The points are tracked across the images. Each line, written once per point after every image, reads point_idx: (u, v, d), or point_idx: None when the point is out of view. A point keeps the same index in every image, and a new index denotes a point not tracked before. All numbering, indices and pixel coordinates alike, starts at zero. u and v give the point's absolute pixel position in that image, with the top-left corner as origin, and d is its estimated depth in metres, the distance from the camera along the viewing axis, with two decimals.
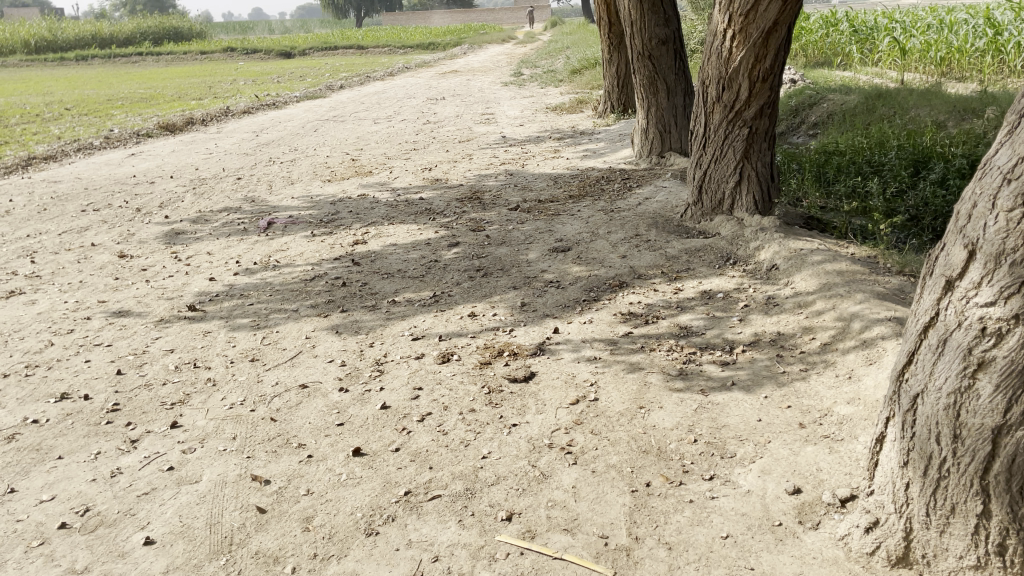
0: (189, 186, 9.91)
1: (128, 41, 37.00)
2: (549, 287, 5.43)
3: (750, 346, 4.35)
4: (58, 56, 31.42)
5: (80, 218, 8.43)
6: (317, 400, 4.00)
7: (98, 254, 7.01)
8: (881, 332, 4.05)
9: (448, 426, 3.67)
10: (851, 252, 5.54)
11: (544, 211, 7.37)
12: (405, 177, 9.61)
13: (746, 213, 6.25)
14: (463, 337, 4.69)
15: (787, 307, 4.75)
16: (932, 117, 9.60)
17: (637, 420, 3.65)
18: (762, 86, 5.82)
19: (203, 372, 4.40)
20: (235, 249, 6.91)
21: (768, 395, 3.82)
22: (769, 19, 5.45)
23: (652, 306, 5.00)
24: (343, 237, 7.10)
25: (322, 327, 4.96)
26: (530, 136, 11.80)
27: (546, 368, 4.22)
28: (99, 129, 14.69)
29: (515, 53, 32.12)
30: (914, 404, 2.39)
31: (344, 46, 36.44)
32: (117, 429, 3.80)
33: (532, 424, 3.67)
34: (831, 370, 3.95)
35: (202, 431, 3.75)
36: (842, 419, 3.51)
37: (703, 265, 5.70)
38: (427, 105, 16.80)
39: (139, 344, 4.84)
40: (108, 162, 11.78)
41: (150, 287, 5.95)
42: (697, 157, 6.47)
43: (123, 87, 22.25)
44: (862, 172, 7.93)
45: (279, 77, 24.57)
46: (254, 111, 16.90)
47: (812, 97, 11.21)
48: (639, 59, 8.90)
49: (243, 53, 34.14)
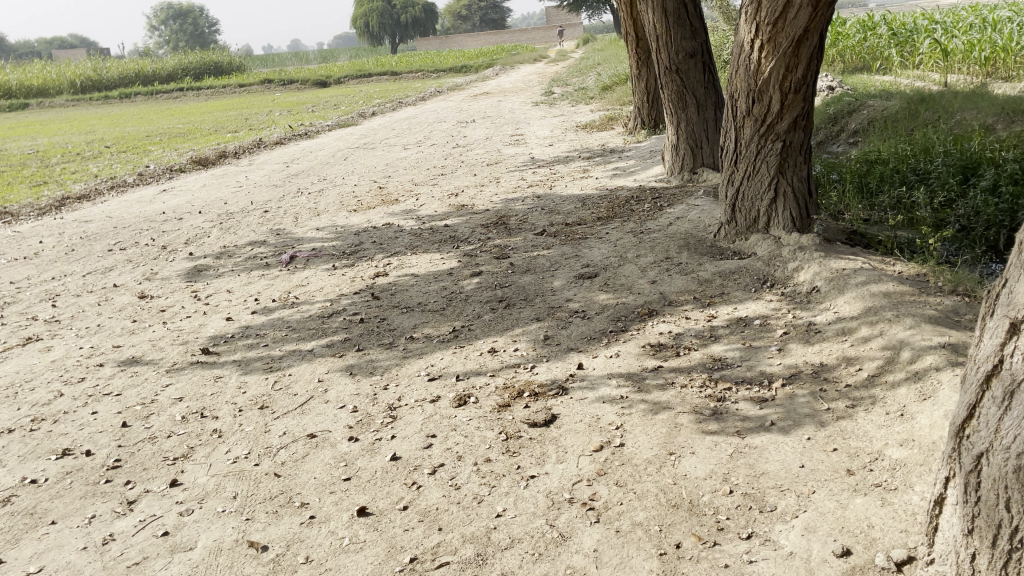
0: (217, 221, 9.85)
1: (170, 78, 37.74)
2: (574, 317, 5.15)
3: (789, 378, 4.01)
4: (102, 95, 32.12)
5: (106, 259, 8.39)
6: (325, 451, 3.77)
7: (119, 295, 6.92)
8: (934, 363, 3.69)
9: (461, 480, 3.40)
10: (898, 271, 5.17)
11: (571, 235, 7.10)
12: (432, 204, 9.43)
13: (784, 231, 5.89)
14: (481, 377, 4.42)
15: (830, 334, 4.40)
16: (979, 120, 9.13)
17: (666, 469, 3.34)
18: (795, 98, 5.49)
19: (210, 422, 4.20)
20: (256, 286, 6.77)
21: (811, 436, 3.47)
22: (799, 26, 5.13)
23: (682, 336, 4.69)
24: (364, 269, 6.91)
25: (336, 369, 4.74)
26: (558, 157, 11.56)
27: (569, 410, 3.93)
28: (134, 165, 14.83)
29: (547, 72, 32.04)
30: (978, 466, 2.04)
31: (378, 72, 36.71)
32: (115, 489, 3.62)
33: (552, 475, 3.38)
34: (881, 406, 3.60)
35: (202, 489, 3.54)
36: (894, 464, 3.16)
37: (738, 288, 5.37)
38: (457, 128, 16.69)
39: (148, 392, 4.68)
40: (140, 199, 11.82)
41: (166, 330, 5.80)
42: (729, 173, 6.15)
43: (163, 123, 22.61)
44: (906, 182, 7.53)
45: (313, 106, 24.76)
46: (286, 142, 16.96)
47: (851, 105, 10.81)
48: (667, 74, 8.62)
49: (281, 84, 34.58)
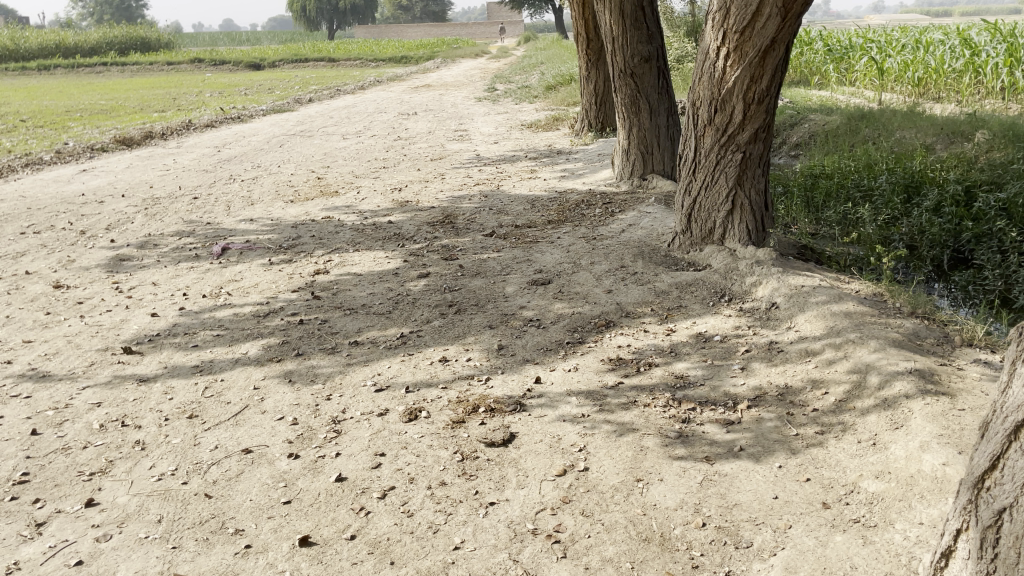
0: (142, 206, 9.27)
1: (93, 51, 36.06)
2: (528, 327, 4.92)
3: (755, 400, 3.86)
4: (20, 65, 30.32)
5: (17, 242, 7.77)
6: (262, 469, 3.44)
7: (31, 284, 6.38)
8: (903, 391, 3.61)
9: (413, 506, 3.13)
10: (855, 290, 5.10)
11: (521, 238, 6.88)
12: (374, 198, 9.07)
13: (740, 244, 5.79)
14: (432, 389, 4.15)
15: (793, 354, 4.28)
16: (919, 139, 9.21)
17: (634, 497, 3.14)
18: (758, 109, 5.36)
19: (132, 432, 3.82)
20: (184, 279, 6.33)
21: (783, 464, 3.32)
22: (766, 36, 5.00)
23: (642, 351, 4.50)
24: (304, 265, 6.54)
25: (273, 375, 4.40)
26: (504, 155, 11.33)
27: (527, 429, 3.69)
28: (52, 142, 13.96)
29: (489, 68, 31.76)
30: (999, 522, 1.91)
31: (315, 58, 35.77)
32: (22, 509, 3.22)
33: (513, 503, 3.14)
34: (852, 434, 3.47)
35: (122, 511, 3.17)
36: (871, 499, 3.05)
37: (696, 302, 5.23)
38: (398, 120, 16.28)
39: (62, 396, 4.25)
40: (57, 179, 11.08)
41: (83, 325, 5.34)
42: (686, 183, 5.99)
43: (83, 98, 21.45)
44: (851, 198, 7.51)
45: (247, 89, 23.95)
46: (218, 126, 16.25)
47: (794, 118, 10.87)
48: (621, 77, 8.44)
49: (212, 65, 33.33)
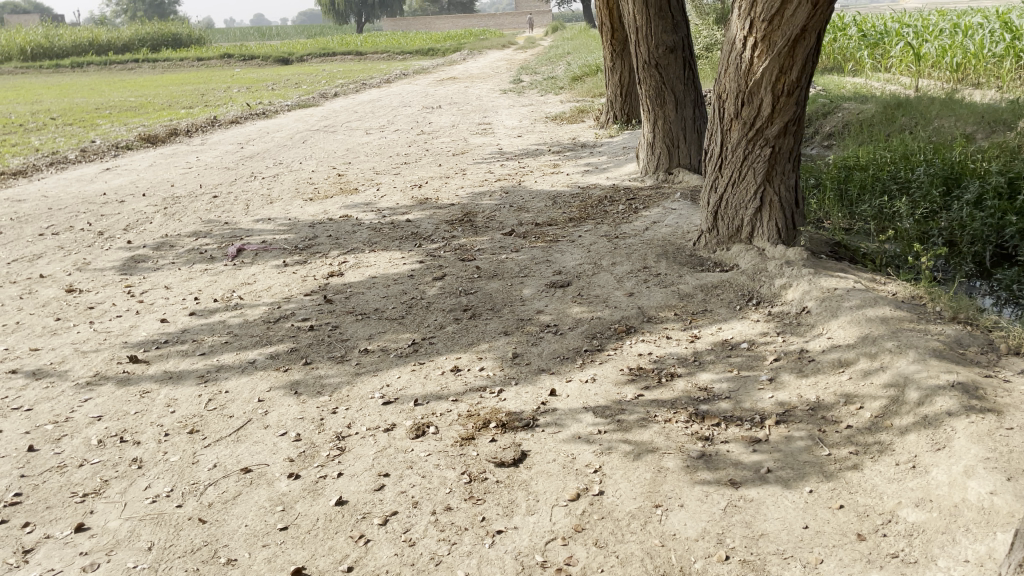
0: (161, 206, 9.20)
1: (125, 48, 36.41)
2: (545, 333, 4.71)
3: (783, 415, 3.62)
4: (53, 63, 30.68)
5: (36, 244, 7.72)
6: (260, 490, 3.28)
7: (44, 288, 6.30)
8: (945, 407, 3.35)
9: (416, 534, 2.95)
10: (892, 292, 4.81)
11: (542, 236, 6.67)
12: (393, 195, 8.91)
13: (768, 243, 5.52)
14: (441, 402, 3.96)
15: (826, 363, 4.03)
16: (958, 128, 8.80)
17: (652, 525, 2.92)
18: (787, 102, 5.08)
19: (130, 449, 3.68)
20: (197, 282, 6.20)
21: (814, 489, 3.08)
22: (796, 25, 4.72)
23: (663, 360, 4.27)
24: (318, 267, 6.39)
25: (279, 386, 4.24)
26: (527, 150, 11.11)
27: (540, 448, 3.49)
28: (79, 140, 13.99)
29: (516, 59, 31.48)
30: None
31: (342, 51, 35.78)
32: (10, 534, 3.09)
33: (521, 531, 2.94)
34: (889, 455, 3.22)
35: (112, 537, 3.03)
36: (910, 530, 2.81)
37: (722, 305, 4.97)
38: (422, 114, 16.12)
39: (63, 409, 4.13)
40: (80, 178, 11.07)
41: (92, 332, 5.23)
42: (712, 179, 5.73)
43: (114, 95, 21.56)
44: (887, 190, 7.17)
45: (274, 84, 23.99)
46: (242, 121, 16.20)
47: (826, 107, 10.49)
48: (645, 68, 8.17)
49: (241, 60, 33.47)
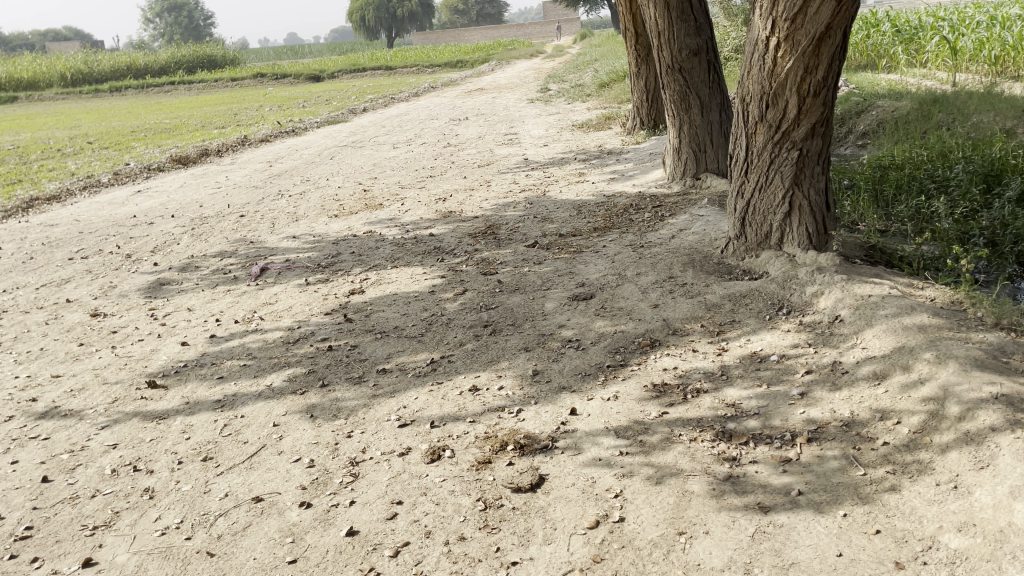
0: (189, 226, 9.25)
1: (162, 70, 37.08)
2: (566, 349, 4.57)
3: (815, 433, 3.44)
4: (93, 88, 31.31)
5: (65, 269, 7.79)
6: (270, 520, 3.19)
7: (69, 313, 6.33)
8: (988, 422, 3.15)
9: (428, 567, 2.83)
10: (929, 298, 4.59)
11: (565, 247, 6.53)
12: (417, 209, 8.84)
13: (799, 248, 5.32)
14: (458, 424, 3.85)
15: (860, 376, 3.83)
16: (998, 123, 8.48)
17: (675, 554, 2.77)
18: (814, 103, 4.89)
19: (142, 478, 3.62)
20: (219, 303, 6.19)
21: (848, 513, 2.90)
22: (820, 23, 4.54)
23: (688, 374, 4.11)
24: (339, 285, 6.34)
25: (295, 410, 4.16)
26: (553, 158, 10.99)
27: (559, 472, 3.35)
28: (113, 163, 14.20)
29: (544, 68, 31.41)
30: None
31: (372, 66, 36.03)
32: (18, 569, 3.05)
33: (538, 562, 2.81)
34: (928, 475, 3.04)
35: (119, 572, 2.96)
36: (952, 558, 2.62)
37: (750, 316, 4.79)
38: (449, 126, 16.08)
39: (79, 437, 4.10)
40: (112, 201, 11.20)
41: (113, 357, 5.22)
42: (739, 184, 5.55)
43: (150, 117, 21.95)
44: (924, 189, 6.89)
45: (304, 101, 24.19)
46: (272, 139, 16.31)
47: (859, 105, 10.21)
48: (669, 73, 8.01)
49: (273, 79, 33.89)
